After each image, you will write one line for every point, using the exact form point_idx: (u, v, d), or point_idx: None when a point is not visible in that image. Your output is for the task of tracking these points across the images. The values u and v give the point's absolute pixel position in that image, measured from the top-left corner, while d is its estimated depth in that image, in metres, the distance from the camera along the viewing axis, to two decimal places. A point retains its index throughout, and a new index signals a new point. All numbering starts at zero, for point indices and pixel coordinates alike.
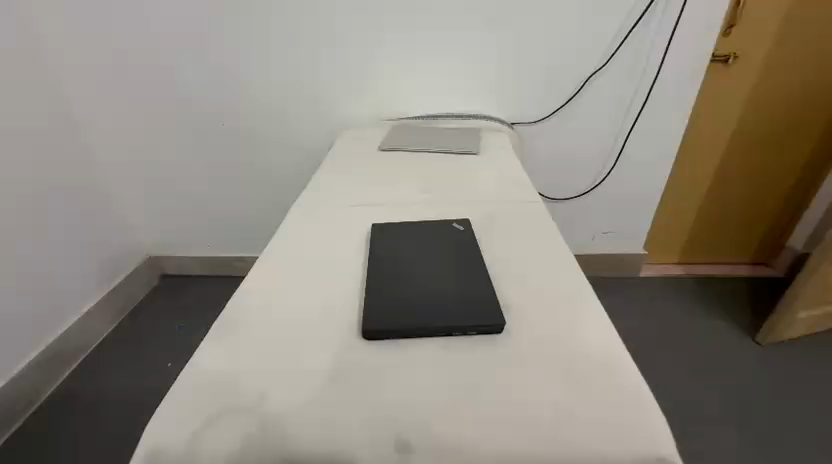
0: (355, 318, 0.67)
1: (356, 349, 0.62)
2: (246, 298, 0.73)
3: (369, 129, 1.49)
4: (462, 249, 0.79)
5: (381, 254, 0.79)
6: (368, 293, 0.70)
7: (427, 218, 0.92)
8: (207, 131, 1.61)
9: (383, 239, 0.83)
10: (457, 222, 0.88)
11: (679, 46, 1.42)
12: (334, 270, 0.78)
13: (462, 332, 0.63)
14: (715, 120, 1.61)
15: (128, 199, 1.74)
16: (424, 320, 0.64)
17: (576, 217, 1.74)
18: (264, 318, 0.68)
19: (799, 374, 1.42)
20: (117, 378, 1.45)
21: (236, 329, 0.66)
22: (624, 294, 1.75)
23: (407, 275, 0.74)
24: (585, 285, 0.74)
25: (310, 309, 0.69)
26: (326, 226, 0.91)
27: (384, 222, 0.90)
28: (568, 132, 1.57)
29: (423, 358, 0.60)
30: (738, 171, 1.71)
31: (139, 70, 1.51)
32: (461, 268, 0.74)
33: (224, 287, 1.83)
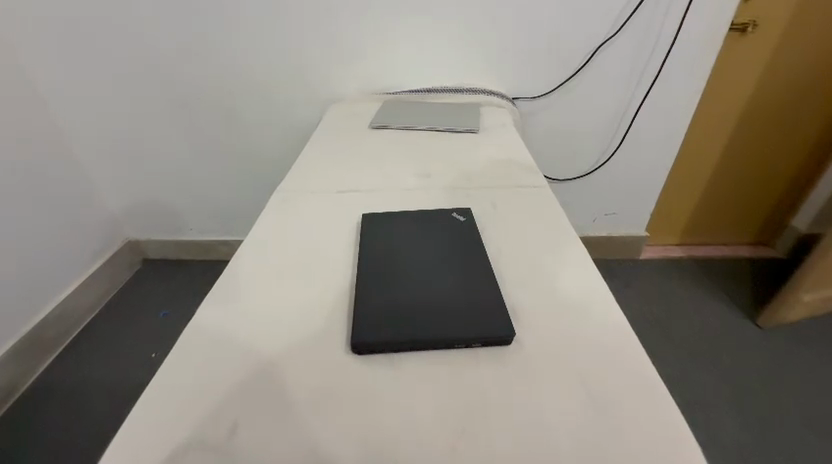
0: (345, 329, 0.60)
1: (348, 368, 0.55)
2: (223, 301, 0.65)
3: (360, 104, 1.38)
4: (462, 244, 0.72)
5: (372, 250, 0.71)
6: (359, 298, 0.63)
7: (423, 207, 0.84)
8: (184, 105, 1.47)
9: (373, 232, 0.75)
10: (457, 211, 0.80)
11: (697, 14, 1.30)
12: (320, 269, 0.70)
13: (466, 344, 0.57)
14: (727, 95, 1.51)
15: (101, 180, 1.62)
16: (423, 331, 0.58)
17: (578, 198, 1.66)
18: (242, 326, 0.61)
19: (798, 358, 1.40)
20: (98, 369, 1.38)
21: (210, 340, 0.59)
22: (624, 277, 1.70)
23: (401, 275, 0.66)
24: (597, 283, 0.67)
25: (294, 317, 0.62)
26: (311, 216, 0.83)
27: (376, 212, 0.82)
28: (572, 109, 1.47)
29: (424, 376, 0.54)
30: (747, 149, 1.63)
31: (103, 37, 1.36)
32: (462, 267, 0.67)
33: (210, 272, 1.75)
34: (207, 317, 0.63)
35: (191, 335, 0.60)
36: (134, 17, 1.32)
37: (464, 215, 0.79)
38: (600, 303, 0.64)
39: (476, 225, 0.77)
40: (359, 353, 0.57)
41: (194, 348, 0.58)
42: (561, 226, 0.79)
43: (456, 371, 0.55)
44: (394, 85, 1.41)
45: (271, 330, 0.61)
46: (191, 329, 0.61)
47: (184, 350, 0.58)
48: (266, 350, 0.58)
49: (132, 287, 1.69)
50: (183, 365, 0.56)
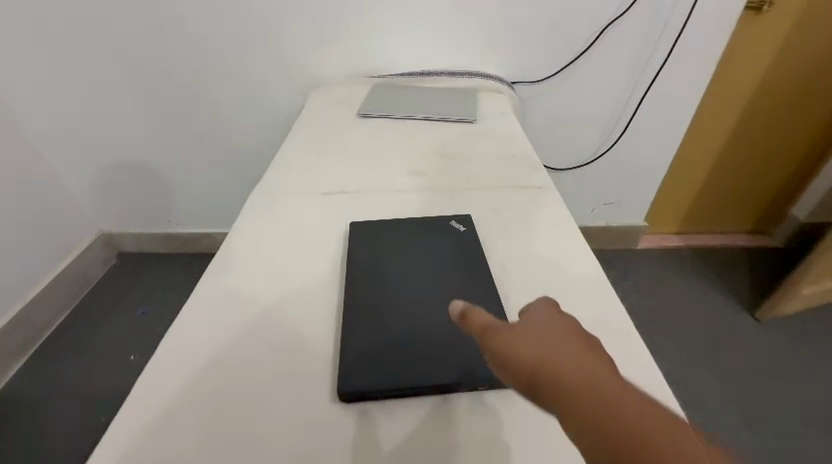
0: (331, 372, 0.56)
1: (333, 423, 0.51)
2: (187, 344, 0.59)
3: (348, 88, 1.26)
4: (460, 262, 0.68)
5: (362, 275, 0.67)
6: (347, 329, 0.59)
7: (416, 218, 0.78)
8: (154, 88, 1.35)
9: (362, 252, 0.71)
10: (457, 219, 0.76)
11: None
12: (307, 292, 0.67)
13: (470, 386, 0.53)
14: (735, 81, 1.43)
15: (69, 171, 1.50)
16: (421, 371, 0.54)
17: (578, 187, 1.59)
18: (205, 377, 0.55)
19: (796, 352, 1.39)
20: (73, 374, 1.31)
21: (174, 393, 0.54)
22: (622, 269, 1.66)
23: (393, 298, 0.63)
24: (615, 306, 0.64)
25: (275, 360, 0.57)
26: (294, 232, 0.78)
27: (363, 221, 0.78)
28: (576, 94, 1.38)
29: (423, 428, 0.50)
30: (753, 136, 1.56)
31: (60, 11, 1.22)
32: (461, 287, 0.64)
33: (191, 266, 1.65)
34: (161, 368, 0.56)
35: (141, 395, 0.54)
36: None
37: (458, 230, 0.74)
38: (611, 329, 0.60)
39: (477, 234, 0.74)
40: (350, 397, 0.52)
41: (145, 411, 0.52)
42: (570, 239, 0.75)
43: (458, 421, 0.51)
44: (385, 67, 1.30)
45: (246, 377, 0.56)
46: (161, 371, 0.56)
47: (135, 415, 0.52)
48: (236, 403, 0.53)
49: (107, 284, 1.58)
50: (131, 436, 0.50)
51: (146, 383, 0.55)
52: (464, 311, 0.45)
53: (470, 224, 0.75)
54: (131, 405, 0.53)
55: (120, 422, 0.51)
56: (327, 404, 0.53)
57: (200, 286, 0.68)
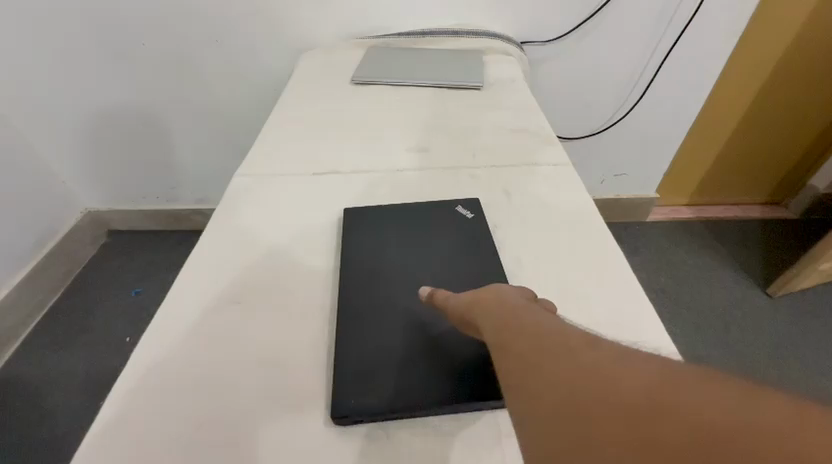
0: (326, 390, 0.51)
1: (327, 450, 0.46)
2: (164, 359, 0.54)
3: (340, 52, 1.15)
4: (469, 255, 0.63)
5: (358, 272, 0.61)
6: (343, 337, 0.54)
7: (416, 204, 0.71)
8: (128, 52, 1.23)
9: (357, 246, 0.65)
10: (463, 204, 0.70)
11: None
12: (300, 289, 0.61)
13: (479, 406, 0.48)
14: (764, 41, 1.30)
15: (46, 145, 1.40)
16: (424, 387, 0.49)
17: (589, 157, 1.50)
18: (181, 398, 0.50)
19: (804, 328, 1.37)
20: (67, 359, 1.28)
21: (151, 416, 0.49)
22: (631, 243, 1.59)
23: (394, 299, 0.58)
24: (640, 301, 0.58)
25: (261, 375, 0.52)
26: (281, 220, 0.71)
27: (359, 206, 0.72)
28: (592, 54, 1.25)
29: (430, 452, 0.46)
30: (779, 101, 1.44)
31: None
32: (469, 284, 0.59)
33: (184, 244, 1.58)
34: (133, 389, 0.51)
35: (108, 423, 0.48)
36: None
37: (462, 219, 0.68)
38: (635, 327, 0.55)
39: (486, 221, 0.68)
40: (348, 418, 0.47)
41: (115, 438, 0.47)
42: (587, 223, 0.68)
43: (469, 443, 0.46)
44: (381, 25, 1.17)
45: (228, 396, 0.50)
46: (137, 389, 0.51)
47: (105, 445, 0.47)
48: (220, 428, 0.48)
49: (97, 264, 1.52)
50: None
51: (116, 407, 0.50)
52: (429, 293, 0.54)
53: (476, 211, 0.69)
54: (97, 436, 0.48)
55: (88, 453, 0.46)
56: (322, 426, 0.48)
57: (177, 286, 0.61)
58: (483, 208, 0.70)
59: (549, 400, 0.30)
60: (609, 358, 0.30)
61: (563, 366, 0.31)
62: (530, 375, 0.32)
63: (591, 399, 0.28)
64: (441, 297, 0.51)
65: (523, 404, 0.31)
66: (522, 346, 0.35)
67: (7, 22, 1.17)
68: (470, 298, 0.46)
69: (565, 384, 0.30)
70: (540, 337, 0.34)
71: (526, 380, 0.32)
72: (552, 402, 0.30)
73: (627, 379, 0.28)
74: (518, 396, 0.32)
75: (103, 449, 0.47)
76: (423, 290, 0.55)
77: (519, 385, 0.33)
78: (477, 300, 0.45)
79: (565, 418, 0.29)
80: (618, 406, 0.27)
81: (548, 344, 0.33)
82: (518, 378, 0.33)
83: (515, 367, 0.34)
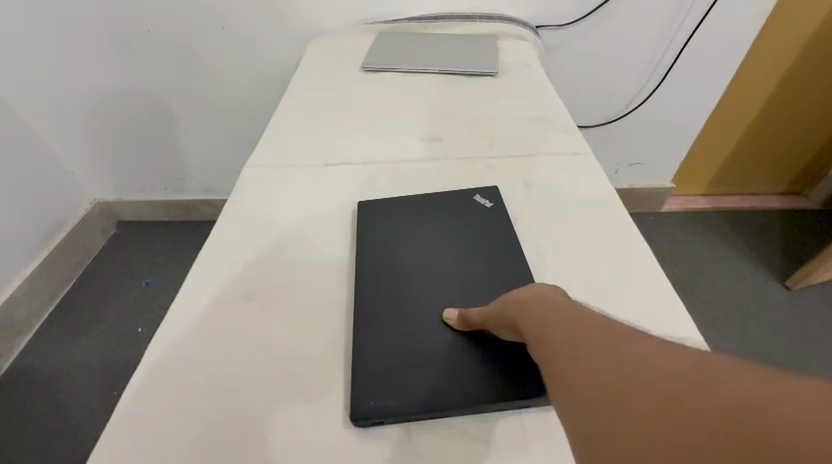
0: (344, 391, 0.49)
1: (347, 452, 0.45)
2: (178, 358, 0.53)
3: (348, 38, 1.11)
4: (489, 246, 0.61)
5: (374, 268, 0.60)
6: (359, 336, 0.53)
7: (432, 195, 0.69)
8: (132, 41, 1.21)
9: (373, 240, 0.63)
10: (482, 194, 0.68)
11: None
12: (316, 284, 0.60)
13: (501, 407, 0.47)
14: (792, 24, 1.24)
15: (52, 136, 1.39)
16: (445, 388, 0.48)
17: (604, 146, 1.46)
18: (195, 399, 0.49)
19: (823, 321, 1.34)
20: (81, 349, 1.29)
21: (167, 417, 0.48)
22: (645, 234, 1.56)
23: (412, 294, 0.57)
24: (668, 296, 0.56)
25: (277, 375, 0.51)
26: (294, 211, 0.69)
27: (373, 200, 0.70)
28: (609, 39, 1.20)
29: (453, 454, 0.45)
30: (805, 87, 1.38)
31: None
32: (491, 275, 0.57)
33: (193, 234, 1.58)
34: (147, 389, 0.50)
35: (122, 424, 0.47)
36: None
37: (481, 209, 0.66)
38: (664, 323, 0.53)
39: (505, 210, 0.66)
40: (368, 420, 0.46)
41: (131, 439, 0.46)
42: (610, 216, 0.66)
43: (493, 445, 0.45)
44: (389, 10, 1.13)
45: (244, 395, 0.49)
46: (151, 388, 0.50)
47: (121, 445, 0.46)
48: (237, 428, 0.47)
49: (107, 255, 1.53)
50: None
51: (131, 407, 0.49)
52: (460, 314, 0.52)
53: (495, 203, 0.67)
54: (111, 436, 0.47)
55: (105, 454, 0.45)
56: (341, 427, 0.47)
57: (190, 282, 0.60)
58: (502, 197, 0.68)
59: (585, 390, 0.29)
60: (650, 348, 0.29)
61: (602, 359, 0.30)
62: (567, 368, 0.31)
63: (627, 387, 0.27)
64: (477, 314, 0.50)
65: (561, 397, 0.31)
66: (561, 339, 0.34)
67: (8, 9, 1.14)
68: (505, 299, 0.45)
69: (601, 372, 0.29)
70: (577, 329, 0.33)
71: (565, 374, 0.31)
72: (587, 391, 0.29)
73: (665, 366, 0.27)
74: (556, 389, 0.31)
75: (120, 448, 0.46)
76: (450, 314, 0.53)
77: (556, 377, 0.32)
78: (513, 300, 0.43)
79: (599, 406, 0.28)
80: (653, 391, 0.26)
81: (587, 336, 0.32)
82: (555, 371, 0.32)
83: (555, 364, 0.32)
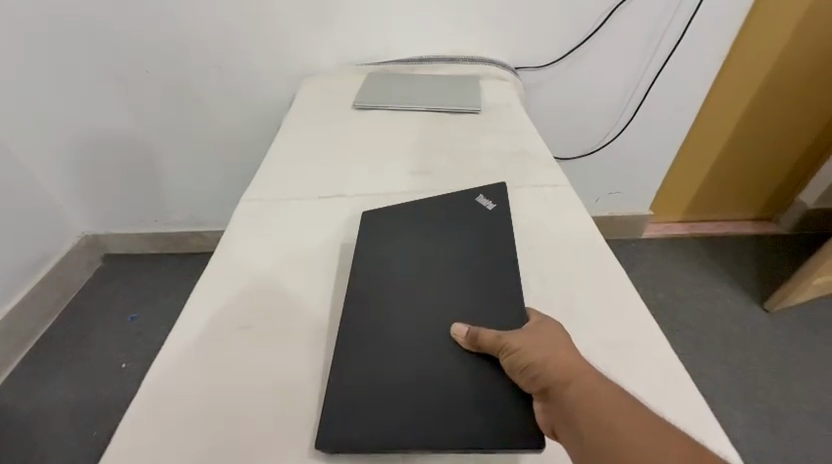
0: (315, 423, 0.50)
1: None
2: (169, 385, 0.53)
3: (341, 79, 1.18)
4: (484, 248, 0.65)
5: (362, 291, 0.61)
6: (351, 344, 0.55)
7: (433, 208, 0.73)
8: (131, 80, 1.26)
9: (376, 256, 0.66)
10: (485, 195, 0.74)
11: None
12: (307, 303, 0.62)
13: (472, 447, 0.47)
14: (746, 65, 1.35)
15: (45, 171, 1.40)
16: (425, 419, 0.48)
17: (584, 177, 1.53)
18: (177, 432, 0.49)
19: (803, 344, 1.38)
20: (60, 388, 1.25)
21: (148, 450, 0.48)
22: (628, 260, 1.61)
23: (409, 297, 0.60)
24: (645, 318, 0.60)
25: (259, 407, 0.51)
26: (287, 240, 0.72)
27: (378, 213, 0.73)
28: (582, 80, 1.30)
29: None
30: (766, 121, 1.49)
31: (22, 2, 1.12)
32: (483, 273, 0.61)
33: (183, 267, 1.57)
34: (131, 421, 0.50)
35: (107, 454, 0.47)
36: None
37: (476, 223, 0.69)
38: (644, 344, 0.57)
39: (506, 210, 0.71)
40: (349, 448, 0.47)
41: None
42: (591, 245, 0.70)
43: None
44: (380, 52, 1.20)
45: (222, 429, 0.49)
46: (137, 419, 0.50)
47: None
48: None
49: (92, 289, 1.50)
50: None
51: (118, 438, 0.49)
52: (470, 333, 0.52)
53: (488, 222, 0.69)
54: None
55: None
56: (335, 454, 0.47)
57: (189, 305, 0.62)
58: (504, 195, 0.74)
59: None
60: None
61: None
62: None
63: None
64: (494, 339, 0.50)
65: None
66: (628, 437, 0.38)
67: (12, 47, 1.19)
68: (532, 354, 0.46)
69: None
70: (640, 431, 0.38)
71: None
72: None
73: None
74: None
75: None
76: (459, 330, 0.54)
77: None
78: (556, 350, 0.45)
79: None
80: None
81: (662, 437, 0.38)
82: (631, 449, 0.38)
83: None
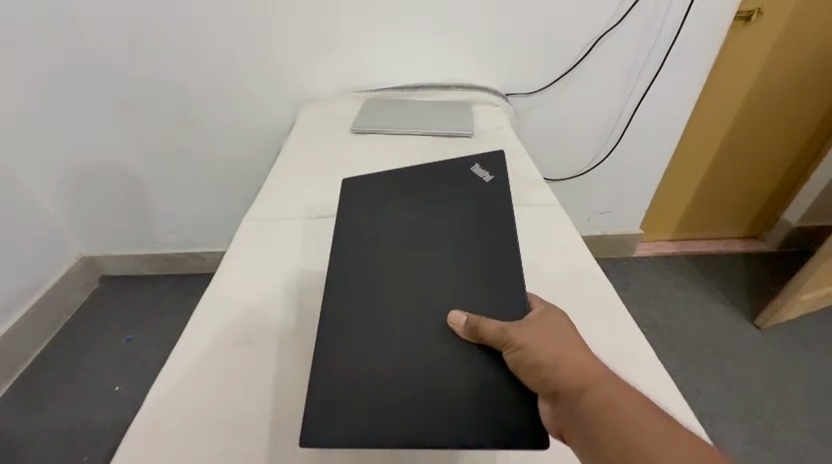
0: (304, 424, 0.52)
1: None
2: (176, 396, 0.55)
3: (340, 104, 1.23)
4: (479, 217, 0.69)
5: (355, 274, 0.64)
6: (350, 298, 0.60)
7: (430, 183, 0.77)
8: (133, 105, 1.28)
9: (380, 228, 0.70)
10: (481, 167, 0.77)
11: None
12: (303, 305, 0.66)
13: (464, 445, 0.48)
14: (725, 90, 1.42)
15: (43, 195, 1.41)
16: (413, 417, 0.49)
17: (576, 197, 1.57)
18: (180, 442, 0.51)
19: (795, 360, 1.39)
20: (50, 413, 1.23)
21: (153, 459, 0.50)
22: (620, 279, 1.64)
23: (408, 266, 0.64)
24: (633, 333, 0.63)
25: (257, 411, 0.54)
26: (288, 256, 0.75)
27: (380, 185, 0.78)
28: (571, 105, 1.36)
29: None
30: (747, 142, 1.55)
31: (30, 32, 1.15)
32: (478, 243, 0.66)
33: (180, 288, 1.58)
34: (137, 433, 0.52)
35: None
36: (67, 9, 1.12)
37: (476, 194, 0.73)
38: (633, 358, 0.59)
39: (502, 181, 0.74)
40: (343, 448, 0.49)
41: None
42: (581, 262, 0.73)
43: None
44: (378, 80, 1.27)
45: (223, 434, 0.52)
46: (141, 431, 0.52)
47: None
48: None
49: (88, 311, 1.50)
50: None
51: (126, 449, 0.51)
52: (469, 323, 0.53)
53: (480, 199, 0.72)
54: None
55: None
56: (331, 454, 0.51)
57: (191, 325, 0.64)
58: (500, 167, 0.77)
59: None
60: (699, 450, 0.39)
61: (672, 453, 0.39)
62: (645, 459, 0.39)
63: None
64: (498, 333, 0.50)
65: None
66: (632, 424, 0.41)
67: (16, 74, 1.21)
68: (538, 348, 0.47)
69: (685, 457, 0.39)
70: (641, 417, 0.41)
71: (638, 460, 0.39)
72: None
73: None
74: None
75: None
76: (458, 319, 0.54)
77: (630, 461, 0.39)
78: (566, 347, 0.47)
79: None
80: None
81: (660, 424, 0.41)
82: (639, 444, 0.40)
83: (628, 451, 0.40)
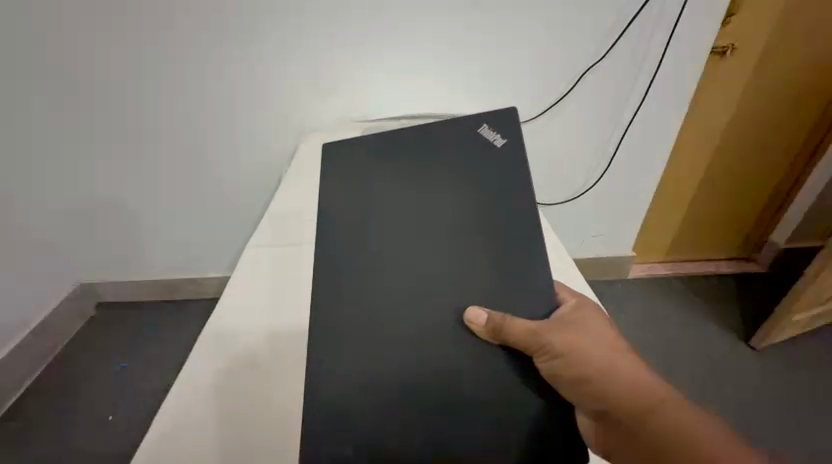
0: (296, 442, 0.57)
1: None
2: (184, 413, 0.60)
3: (340, 133, 1.27)
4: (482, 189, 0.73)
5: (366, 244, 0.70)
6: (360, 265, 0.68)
7: (428, 149, 0.79)
8: (135, 136, 1.30)
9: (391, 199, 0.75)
10: (492, 126, 0.78)
11: (687, 34, 1.25)
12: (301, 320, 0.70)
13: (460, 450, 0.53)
14: (707, 118, 1.49)
15: (40, 224, 1.40)
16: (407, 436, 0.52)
17: (569, 221, 1.61)
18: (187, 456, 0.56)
19: (786, 382, 1.41)
20: (47, 445, 1.24)
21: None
22: (614, 301, 1.66)
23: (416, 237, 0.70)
24: None
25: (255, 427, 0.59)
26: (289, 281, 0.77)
27: (388, 150, 0.81)
28: (561, 133, 1.41)
29: None
30: (732, 166, 1.61)
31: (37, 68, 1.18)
32: (479, 216, 0.71)
33: (177, 314, 1.58)
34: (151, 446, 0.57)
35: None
36: (73, 45, 1.16)
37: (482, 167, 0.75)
38: None
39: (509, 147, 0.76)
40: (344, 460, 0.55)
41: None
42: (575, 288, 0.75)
43: None
44: (378, 111, 1.33)
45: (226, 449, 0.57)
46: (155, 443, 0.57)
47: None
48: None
49: (83, 339, 1.50)
50: None
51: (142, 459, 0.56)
52: (491, 321, 0.58)
53: (475, 167, 0.75)
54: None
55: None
56: None
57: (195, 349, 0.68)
58: (509, 128, 0.77)
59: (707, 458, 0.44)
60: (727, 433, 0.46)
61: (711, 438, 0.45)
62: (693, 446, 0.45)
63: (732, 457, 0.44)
64: (529, 336, 0.56)
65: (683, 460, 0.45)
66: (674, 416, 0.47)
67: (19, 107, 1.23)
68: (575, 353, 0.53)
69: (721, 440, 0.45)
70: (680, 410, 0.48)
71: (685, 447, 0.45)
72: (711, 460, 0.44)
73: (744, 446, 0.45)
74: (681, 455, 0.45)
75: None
76: (477, 318, 0.59)
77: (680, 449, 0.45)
78: (606, 355, 0.53)
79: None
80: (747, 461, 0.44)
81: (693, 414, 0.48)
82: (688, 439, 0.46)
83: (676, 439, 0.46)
